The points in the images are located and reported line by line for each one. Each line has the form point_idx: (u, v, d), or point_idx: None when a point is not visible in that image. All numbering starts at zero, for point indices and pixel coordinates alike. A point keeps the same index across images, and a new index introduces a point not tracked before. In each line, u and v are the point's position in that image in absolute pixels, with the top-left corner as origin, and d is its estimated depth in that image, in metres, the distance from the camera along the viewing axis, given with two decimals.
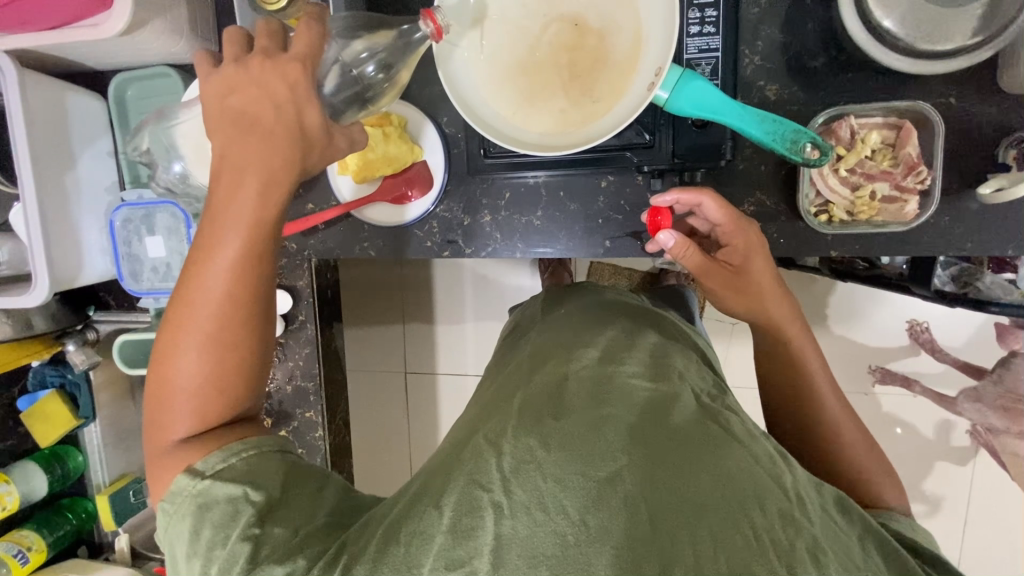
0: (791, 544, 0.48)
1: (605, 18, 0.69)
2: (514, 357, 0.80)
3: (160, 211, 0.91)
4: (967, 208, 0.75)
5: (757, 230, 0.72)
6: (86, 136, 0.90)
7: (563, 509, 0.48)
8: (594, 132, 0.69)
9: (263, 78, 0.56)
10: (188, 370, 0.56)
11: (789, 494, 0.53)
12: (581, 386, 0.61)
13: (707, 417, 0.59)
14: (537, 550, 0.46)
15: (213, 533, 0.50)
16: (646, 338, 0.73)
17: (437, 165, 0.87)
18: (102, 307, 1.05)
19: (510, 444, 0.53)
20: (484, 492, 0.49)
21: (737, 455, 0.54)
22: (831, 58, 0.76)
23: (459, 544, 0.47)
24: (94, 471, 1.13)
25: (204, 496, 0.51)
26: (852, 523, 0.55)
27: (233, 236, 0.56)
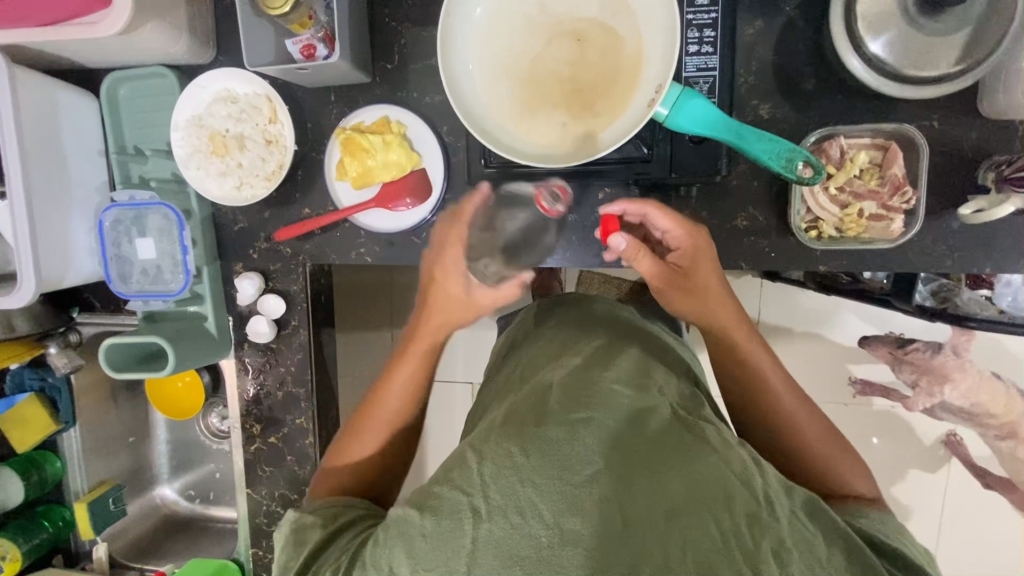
0: (757, 544, 0.51)
1: (606, 32, 0.70)
2: (508, 370, 0.81)
3: (153, 213, 0.90)
4: (948, 226, 0.78)
5: (705, 234, 0.74)
6: (77, 135, 0.88)
7: (539, 513, 0.51)
8: (593, 147, 0.70)
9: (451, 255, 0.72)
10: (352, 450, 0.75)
11: (759, 497, 0.55)
12: (565, 390, 0.63)
13: (683, 425, 0.61)
14: (512, 551, 0.50)
15: (290, 548, 0.65)
16: (630, 348, 0.75)
17: (436, 175, 0.88)
18: (87, 308, 1.03)
19: (492, 451, 0.56)
20: (464, 497, 0.53)
21: (709, 460, 0.57)
22: (821, 80, 0.79)
23: (436, 547, 0.52)
24: (73, 478, 1.10)
25: (296, 523, 0.68)
26: (821, 526, 0.56)
27: (404, 365, 0.76)
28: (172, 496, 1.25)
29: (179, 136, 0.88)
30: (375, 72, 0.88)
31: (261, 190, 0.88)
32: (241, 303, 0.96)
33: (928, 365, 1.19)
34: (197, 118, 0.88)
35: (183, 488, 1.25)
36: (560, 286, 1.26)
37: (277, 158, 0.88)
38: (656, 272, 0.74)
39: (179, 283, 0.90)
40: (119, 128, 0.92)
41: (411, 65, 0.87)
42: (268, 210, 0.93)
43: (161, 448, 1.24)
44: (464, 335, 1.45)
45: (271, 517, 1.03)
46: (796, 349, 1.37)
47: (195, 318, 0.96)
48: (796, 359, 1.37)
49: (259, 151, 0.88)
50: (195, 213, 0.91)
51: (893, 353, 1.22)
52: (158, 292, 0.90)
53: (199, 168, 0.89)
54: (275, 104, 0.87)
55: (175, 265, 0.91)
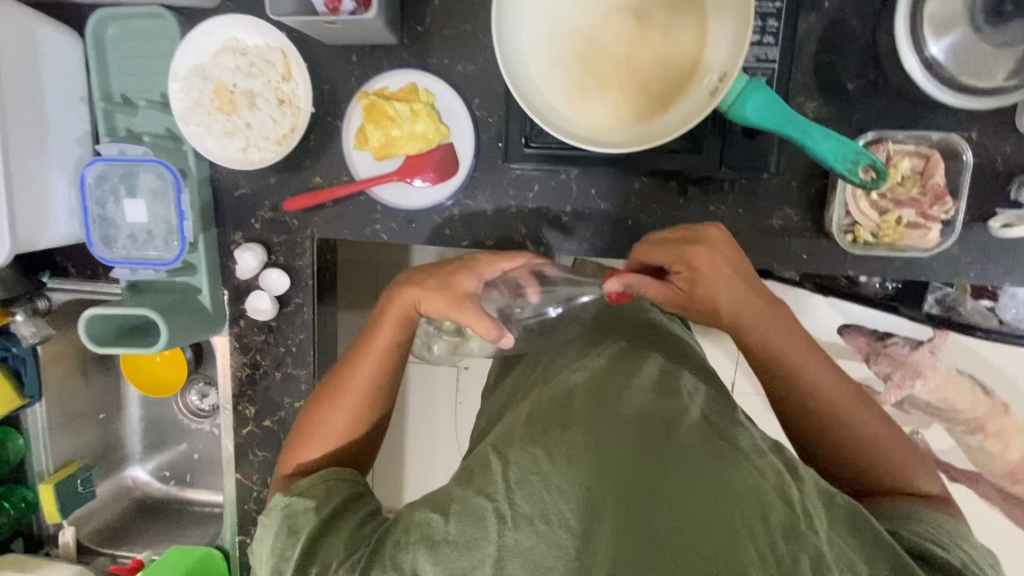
0: (796, 560, 0.46)
1: (670, 12, 0.66)
2: (530, 380, 0.75)
3: (144, 170, 0.81)
4: (976, 238, 0.79)
5: (688, 250, 0.65)
6: (59, 78, 0.78)
7: (565, 522, 0.48)
8: (647, 134, 0.66)
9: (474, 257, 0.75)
10: (332, 427, 0.71)
11: (795, 508, 0.49)
12: (591, 395, 0.60)
13: (713, 432, 0.56)
14: (538, 561, 0.47)
15: (284, 539, 0.60)
16: (653, 358, 0.69)
17: (464, 150, 0.82)
18: (59, 273, 0.94)
19: (516, 455, 0.53)
20: (489, 501, 0.50)
21: (742, 469, 0.52)
22: (869, 81, 0.77)
23: (462, 555, 0.49)
24: (37, 457, 1.01)
25: (289, 508, 0.63)
26: (862, 542, 0.51)
27: (376, 344, 0.72)
28: (145, 478, 1.16)
29: (179, 89, 0.80)
30: (403, 33, 0.81)
31: (271, 154, 0.81)
32: (240, 276, 0.88)
33: (903, 360, 1.09)
34: (200, 68, 0.80)
35: (156, 470, 1.16)
36: None
37: (289, 121, 0.80)
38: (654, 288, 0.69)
39: (173, 252, 0.82)
40: (105, 73, 0.82)
41: (442, 29, 0.81)
42: (274, 176, 0.85)
43: (132, 426, 1.15)
44: None
45: (261, 504, 0.97)
46: None
47: (185, 290, 0.88)
48: None
49: (270, 112, 0.80)
50: (192, 173, 0.83)
51: (871, 345, 1.09)
52: (147, 260, 0.81)
53: (200, 124, 0.80)
54: (290, 60, 0.79)
55: (169, 231, 0.82)
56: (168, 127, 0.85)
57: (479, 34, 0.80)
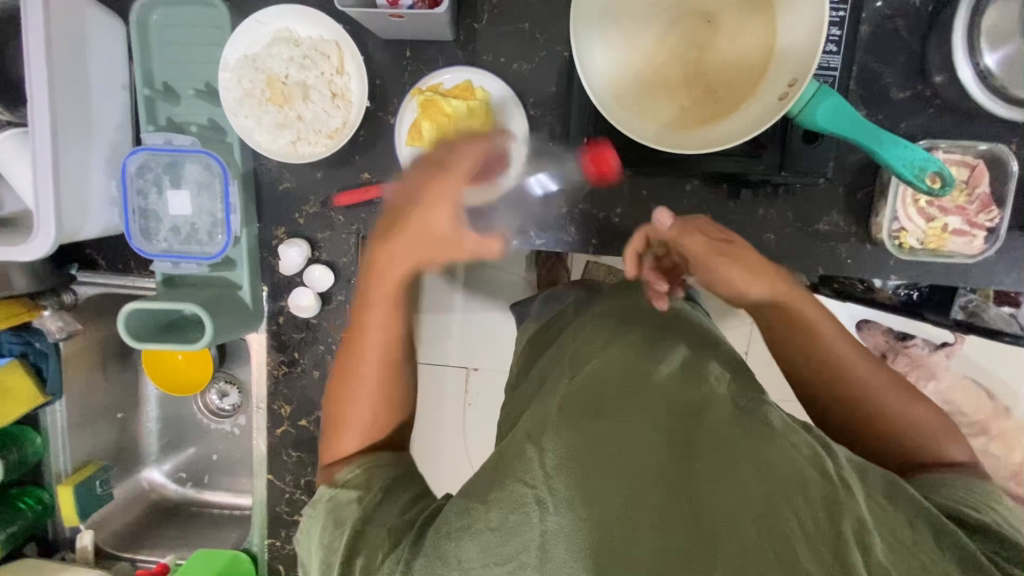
0: (839, 533, 0.44)
1: (738, 18, 0.67)
2: (551, 364, 0.69)
3: (190, 161, 0.79)
4: (1014, 246, 0.81)
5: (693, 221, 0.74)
6: (105, 64, 0.76)
7: (607, 505, 0.47)
8: (714, 134, 0.67)
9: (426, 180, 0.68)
10: (360, 410, 0.65)
11: (832, 479, 0.48)
12: (620, 378, 0.57)
13: (743, 413, 0.53)
14: (583, 545, 0.46)
15: (332, 531, 0.56)
16: (681, 338, 0.65)
17: (518, 149, 0.82)
18: (90, 267, 0.91)
19: (550, 441, 0.52)
20: (528, 488, 0.49)
21: (776, 447, 0.50)
22: (916, 92, 0.79)
23: (506, 541, 0.47)
24: (55, 458, 0.97)
25: (333, 501, 0.59)
26: (899, 506, 0.49)
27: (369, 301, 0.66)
28: (161, 480, 1.13)
29: (231, 79, 0.78)
30: (459, 29, 0.80)
31: (322, 148, 0.79)
32: (283, 272, 0.86)
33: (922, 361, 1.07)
34: (252, 59, 0.78)
35: (173, 471, 1.13)
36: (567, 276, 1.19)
37: (342, 115, 0.79)
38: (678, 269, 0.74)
39: (218, 246, 0.80)
40: (148, 60, 0.80)
41: (498, 27, 0.80)
42: (322, 171, 0.84)
43: (150, 426, 1.12)
44: None
45: (293, 506, 0.94)
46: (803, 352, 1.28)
47: (222, 285, 0.85)
48: None
49: (323, 105, 0.79)
50: (237, 166, 0.81)
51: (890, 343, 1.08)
52: (191, 254, 0.79)
53: (252, 116, 0.78)
54: (345, 53, 0.78)
55: (214, 224, 0.80)
56: (211, 117, 0.82)
57: (534, 33, 0.80)
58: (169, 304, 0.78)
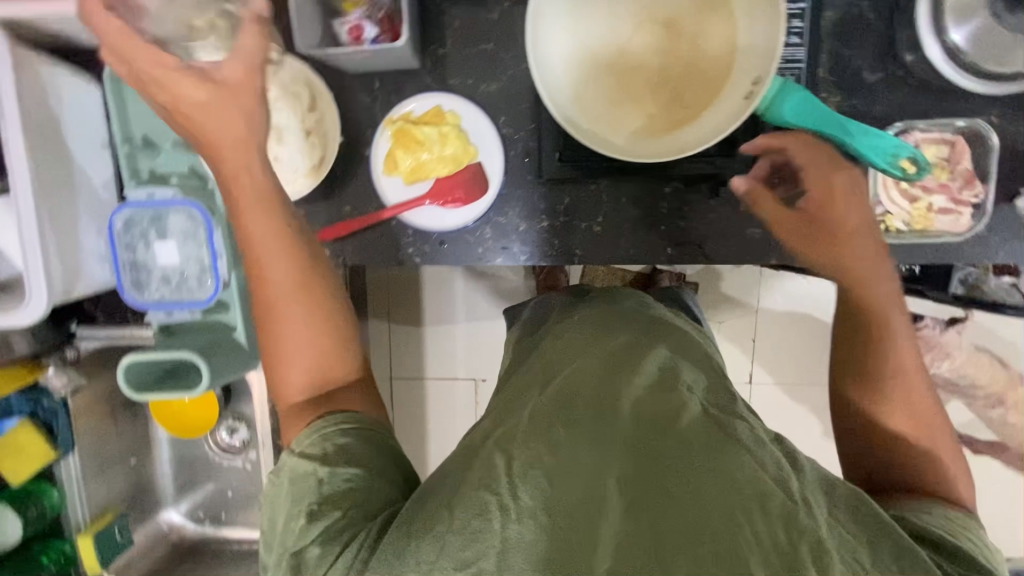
0: (794, 550, 0.46)
1: (699, 20, 0.67)
2: (525, 367, 0.71)
3: (173, 212, 0.80)
4: (1004, 219, 0.79)
5: (840, 181, 0.73)
6: (82, 125, 0.78)
7: (566, 514, 0.48)
8: (682, 140, 0.67)
9: (209, 97, 0.60)
10: (291, 328, 0.62)
11: (794, 498, 0.50)
12: (593, 392, 0.59)
13: (711, 425, 0.55)
14: (541, 554, 0.46)
15: (290, 506, 0.54)
16: (657, 348, 0.67)
17: (493, 168, 0.82)
18: (87, 322, 0.95)
19: (518, 451, 0.53)
20: (492, 495, 0.50)
21: (739, 463, 0.51)
22: (889, 73, 0.77)
23: (468, 545, 0.48)
24: (73, 509, 0.98)
25: (291, 471, 0.56)
26: (860, 524, 0.51)
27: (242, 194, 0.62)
28: (180, 521, 1.15)
29: None
30: (425, 56, 0.81)
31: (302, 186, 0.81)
32: None
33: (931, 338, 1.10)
34: None
35: (191, 511, 1.15)
36: (565, 282, 1.20)
37: (317, 152, 0.81)
38: (781, 217, 0.75)
39: (207, 291, 0.82)
40: (125, 115, 0.81)
41: (463, 50, 0.81)
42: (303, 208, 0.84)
43: (164, 468, 1.14)
44: (468, 326, 1.33)
45: None
46: (805, 336, 1.28)
47: (218, 329, 0.86)
48: (801, 348, 1.28)
49: (297, 144, 0.80)
50: (219, 212, 0.83)
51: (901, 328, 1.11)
52: (182, 302, 0.81)
53: None
54: (316, 92, 0.80)
55: (202, 270, 0.82)
56: (190, 165, 0.84)
57: (498, 53, 0.80)
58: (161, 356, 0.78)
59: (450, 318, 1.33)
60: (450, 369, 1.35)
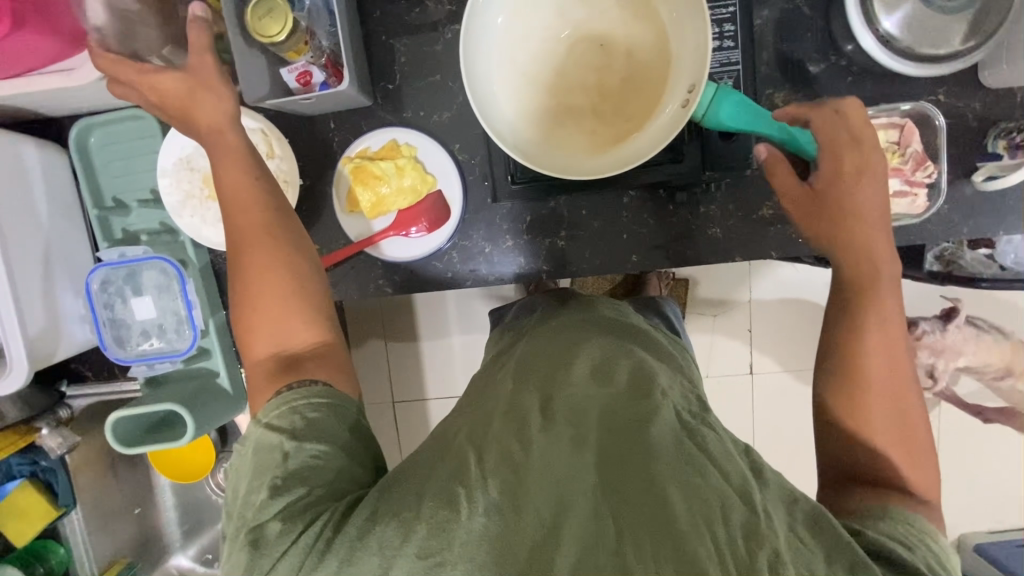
0: (751, 558, 0.45)
1: (629, 35, 0.68)
2: (501, 367, 0.70)
3: (147, 268, 0.83)
4: (961, 195, 0.80)
5: (865, 156, 0.66)
6: (52, 193, 0.81)
7: (534, 512, 0.47)
8: (626, 153, 0.68)
9: (183, 83, 0.67)
10: (262, 291, 0.64)
11: (758, 510, 0.48)
12: (568, 397, 0.58)
13: (684, 432, 0.54)
14: (505, 550, 0.45)
15: (253, 478, 0.53)
16: (632, 354, 0.66)
17: (452, 194, 0.84)
18: (77, 380, 0.95)
19: (492, 450, 0.52)
20: (461, 489, 0.49)
21: (706, 471, 0.50)
22: (831, 63, 0.79)
23: (432, 536, 0.46)
24: (81, 563, 1.01)
25: (257, 442, 0.55)
26: (821, 537, 0.48)
27: (223, 159, 0.67)
28: (188, 563, 1.16)
29: (171, 183, 0.82)
30: (376, 92, 0.83)
31: None
32: None
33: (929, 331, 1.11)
34: (186, 160, 0.82)
35: (199, 554, 1.17)
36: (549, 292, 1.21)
37: None
38: (795, 191, 0.69)
39: (186, 341, 0.84)
40: (94, 180, 0.84)
41: (412, 84, 0.83)
42: None
43: (169, 514, 1.16)
44: (461, 344, 1.34)
45: None
46: (797, 323, 1.27)
47: (202, 376, 0.88)
48: (794, 335, 1.28)
49: None
50: (193, 263, 0.84)
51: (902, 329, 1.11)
52: (162, 354, 0.83)
53: (194, 213, 0.82)
54: (271, 138, 0.81)
55: (180, 321, 0.84)
56: (161, 220, 0.86)
57: (446, 82, 0.82)
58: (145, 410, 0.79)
59: (443, 338, 1.35)
60: (448, 388, 1.36)
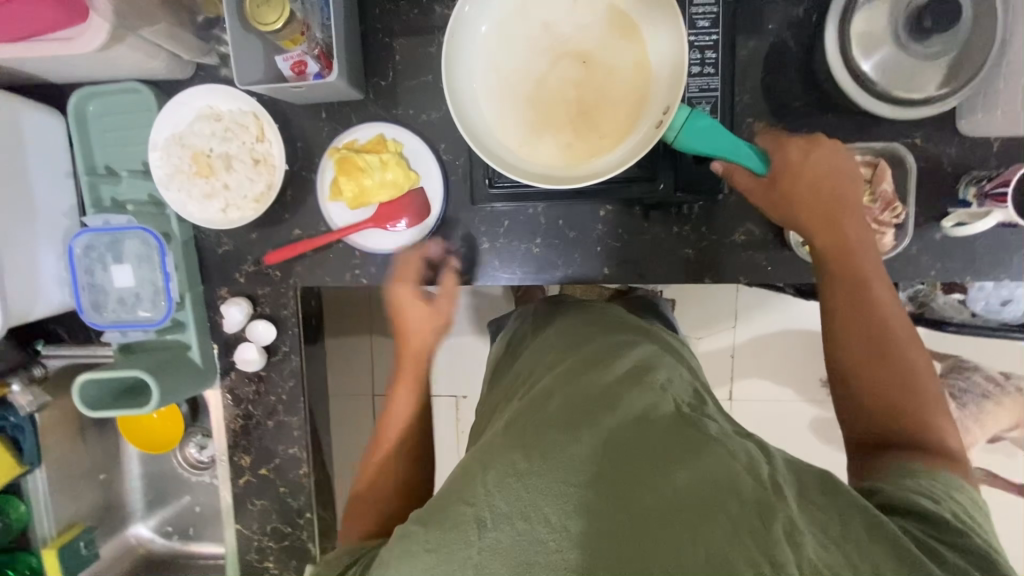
0: (768, 530, 0.45)
1: (611, 54, 0.70)
2: (507, 390, 0.71)
3: (129, 237, 0.85)
4: (931, 237, 0.81)
5: (823, 146, 0.71)
6: (43, 157, 0.83)
7: (545, 518, 0.47)
8: (600, 166, 0.70)
9: (427, 312, 0.84)
10: (378, 473, 0.72)
11: (766, 482, 0.49)
12: (567, 395, 0.58)
13: (682, 423, 0.54)
14: (520, 559, 0.45)
15: None
16: (630, 349, 0.66)
17: (434, 193, 0.86)
18: (54, 340, 1.00)
19: (495, 460, 0.51)
20: (468, 507, 0.48)
21: (711, 452, 0.51)
22: (811, 98, 0.80)
23: (443, 560, 0.46)
24: (40, 523, 1.01)
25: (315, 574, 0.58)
26: (834, 502, 0.49)
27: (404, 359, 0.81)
28: (148, 534, 1.18)
29: (162, 157, 0.84)
30: (369, 88, 0.85)
31: (250, 213, 0.84)
32: (228, 330, 0.90)
33: None
34: (177, 137, 0.84)
35: (160, 526, 1.18)
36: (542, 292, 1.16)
37: (265, 179, 0.84)
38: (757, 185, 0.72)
39: (161, 313, 0.85)
40: (88, 147, 0.86)
41: (405, 82, 0.85)
42: (256, 232, 0.88)
43: (134, 483, 1.16)
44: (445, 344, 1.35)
45: (263, 553, 0.98)
46: (779, 353, 1.28)
47: (175, 347, 0.90)
48: (774, 365, 1.28)
49: (246, 172, 0.85)
50: (175, 237, 0.86)
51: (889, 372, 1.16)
52: (135, 322, 0.85)
53: (181, 189, 0.84)
54: (263, 123, 0.84)
55: (156, 292, 0.86)
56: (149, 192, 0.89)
57: (437, 83, 0.84)
58: (119, 372, 0.81)
59: None
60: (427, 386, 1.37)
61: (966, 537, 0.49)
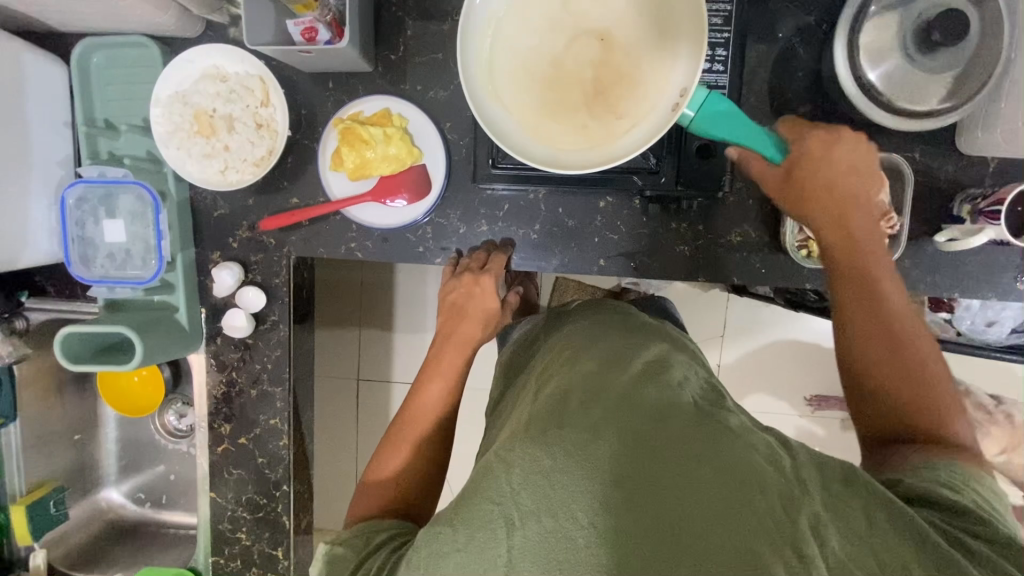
0: (793, 523, 0.45)
1: (631, 34, 0.70)
2: (523, 386, 0.71)
3: (124, 192, 0.84)
4: (923, 250, 0.82)
5: (844, 136, 0.69)
6: (42, 104, 0.82)
7: (572, 515, 0.46)
8: (619, 150, 0.69)
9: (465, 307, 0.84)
10: (396, 457, 0.72)
11: (789, 473, 0.48)
12: (585, 388, 0.57)
13: (701, 415, 0.53)
14: (549, 556, 0.45)
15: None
16: (644, 346, 0.66)
17: (436, 171, 0.86)
18: (38, 293, 0.98)
19: (517, 456, 0.50)
20: (494, 506, 0.48)
21: (733, 444, 0.50)
22: (816, 105, 0.81)
23: (473, 557, 0.47)
24: (9, 478, 1.00)
25: (328, 554, 0.58)
26: (859, 494, 0.48)
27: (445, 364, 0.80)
28: (119, 499, 1.15)
29: (165, 113, 0.83)
30: (378, 61, 0.85)
31: (249, 176, 0.84)
32: (218, 294, 0.90)
33: None
34: (181, 94, 0.83)
35: (131, 491, 1.16)
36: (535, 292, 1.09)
37: (267, 144, 0.84)
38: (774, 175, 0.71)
39: (151, 271, 0.84)
40: (88, 98, 0.85)
41: (415, 58, 0.85)
42: (253, 198, 0.88)
43: (109, 447, 1.15)
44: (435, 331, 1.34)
45: (236, 523, 0.96)
46: (766, 362, 1.28)
47: (164, 308, 0.89)
48: (761, 374, 1.29)
49: (248, 135, 0.84)
50: (172, 194, 0.85)
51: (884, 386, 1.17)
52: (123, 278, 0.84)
53: (183, 148, 0.84)
54: (268, 87, 0.83)
55: (147, 250, 0.85)
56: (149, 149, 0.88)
57: (447, 61, 0.84)
58: (105, 329, 0.80)
59: (418, 321, 1.35)
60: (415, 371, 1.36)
61: (990, 529, 0.50)
